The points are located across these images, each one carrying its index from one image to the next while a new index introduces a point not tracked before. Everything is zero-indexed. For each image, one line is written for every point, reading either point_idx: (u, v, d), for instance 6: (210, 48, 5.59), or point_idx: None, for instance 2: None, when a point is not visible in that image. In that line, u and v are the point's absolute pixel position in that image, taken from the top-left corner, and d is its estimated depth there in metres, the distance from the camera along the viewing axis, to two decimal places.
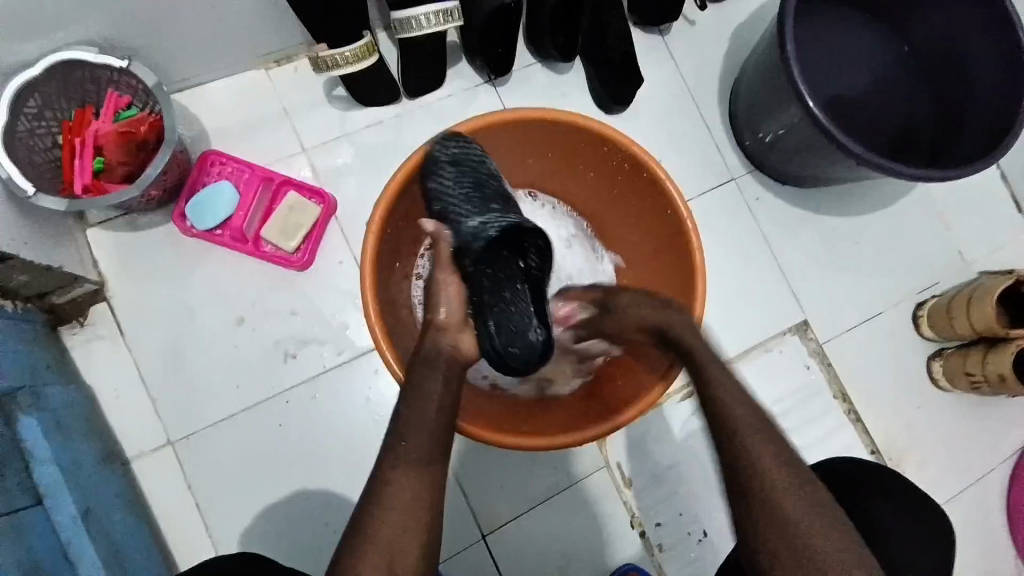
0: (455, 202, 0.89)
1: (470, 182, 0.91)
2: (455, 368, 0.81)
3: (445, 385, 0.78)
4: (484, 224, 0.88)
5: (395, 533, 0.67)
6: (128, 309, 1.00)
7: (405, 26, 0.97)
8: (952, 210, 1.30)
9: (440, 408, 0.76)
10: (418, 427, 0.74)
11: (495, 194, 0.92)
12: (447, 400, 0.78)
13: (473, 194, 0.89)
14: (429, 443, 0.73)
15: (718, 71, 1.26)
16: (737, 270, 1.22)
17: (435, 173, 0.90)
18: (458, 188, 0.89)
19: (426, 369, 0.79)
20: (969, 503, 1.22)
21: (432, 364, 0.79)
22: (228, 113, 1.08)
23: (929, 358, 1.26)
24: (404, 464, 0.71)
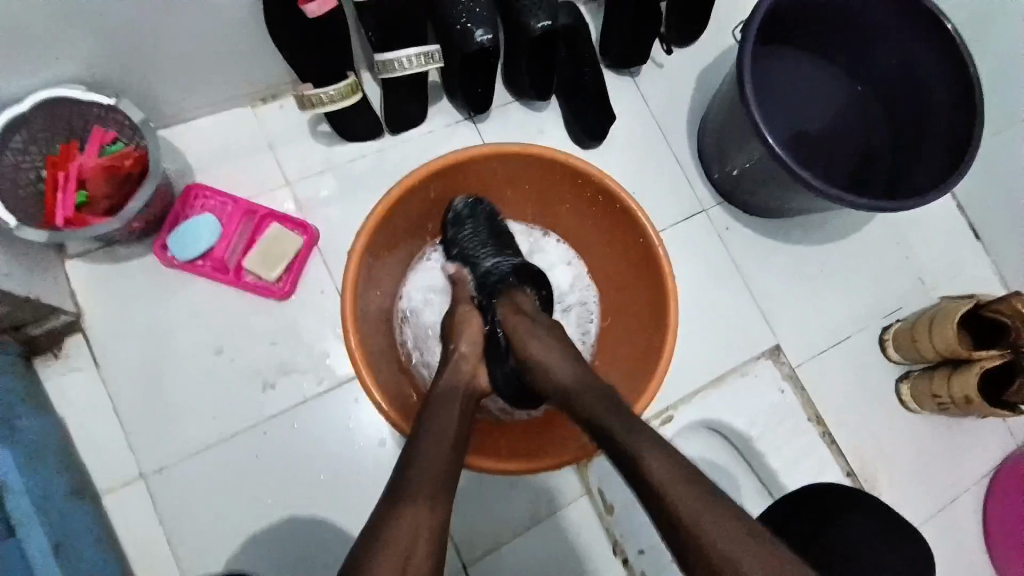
0: (472, 247, 1.01)
1: (487, 231, 1.03)
2: (471, 396, 0.85)
3: (462, 414, 0.80)
4: (499, 265, 0.97)
5: (410, 556, 0.64)
6: (105, 341, 1.00)
7: (388, 67, 1.01)
8: (914, 238, 1.35)
9: (453, 434, 0.77)
10: (431, 451, 0.73)
11: (509, 242, 1.03)
12: (455, 425, 0.78)
13: (491, 242, 1.01)
14: (444, 468, 0.72)
15: (688, 108, 1.32)
16: (711, 297, 1.26)
17: (456, 227, 1.03)
18: (476, 237, 1.02)
19: (444, 397, 0.82)
20: (945, 524, 1.24)
21: (450, 394, 0.82)
22: (212, 147, 1.10)
23: (897, 380, 1.29)
24: (417, 496, 0.69)
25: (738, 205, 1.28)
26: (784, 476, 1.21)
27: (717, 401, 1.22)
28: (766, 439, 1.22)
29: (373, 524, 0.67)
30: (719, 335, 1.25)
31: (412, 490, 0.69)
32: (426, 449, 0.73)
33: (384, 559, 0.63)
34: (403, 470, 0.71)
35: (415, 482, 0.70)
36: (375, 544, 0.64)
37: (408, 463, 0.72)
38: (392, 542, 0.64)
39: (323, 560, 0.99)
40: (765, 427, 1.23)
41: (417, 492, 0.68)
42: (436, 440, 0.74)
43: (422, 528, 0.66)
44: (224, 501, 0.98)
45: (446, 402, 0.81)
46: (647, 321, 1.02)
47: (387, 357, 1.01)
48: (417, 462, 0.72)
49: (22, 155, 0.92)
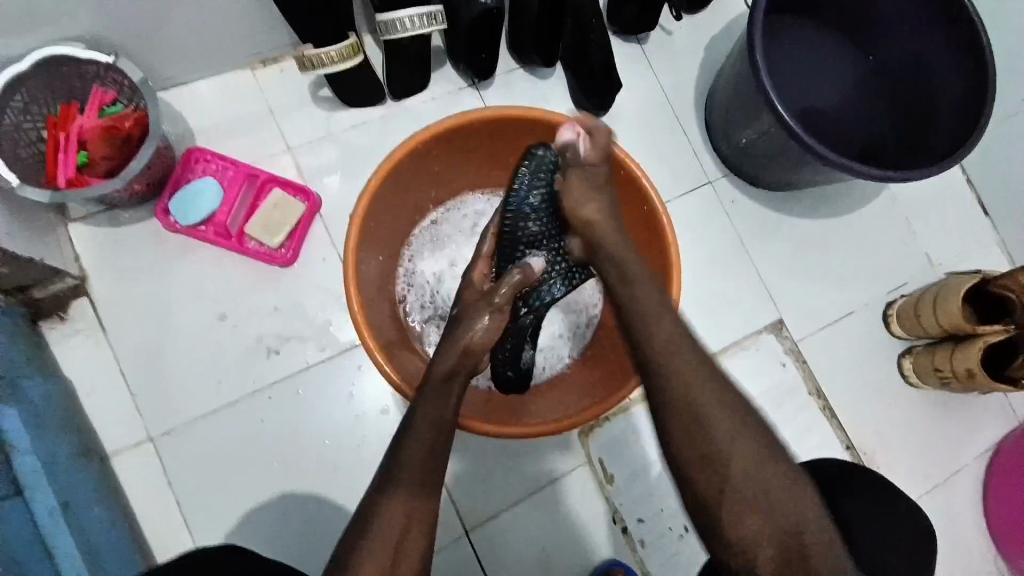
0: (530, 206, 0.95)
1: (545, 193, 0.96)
2: (455, 385, 0.79)
3: (447, 410, 0.76)
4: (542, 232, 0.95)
5: (401, 542, 0.66)
6: (109, 306, 1.00)
7: (390, 28, 0.99)
8: (921, 214, 1.34)
9: (439, 428, 0.74)
10: (419, 438, 0.72)
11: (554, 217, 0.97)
12: (448, 411, 0.76)
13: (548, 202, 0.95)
14: (431, 457, 0.72)
15: (696, 78, 1.30)
16: (715, 270, 1.25)
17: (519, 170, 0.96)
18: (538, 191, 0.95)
19: (431, 397, 0.77)
20: (941, 499, 1.25)
21: (438, 394, 0.77)
22: (213, 112, 1.09)
23: (900, 356, 1.29)
24: (396, 498, 0.68)
25: (743, 177, 1.26)
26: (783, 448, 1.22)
27: None
28: (766, 413, 1.23)
29: (363, 511, 0.68)
30: (721, 308, 1.24)
31: (397, 483, 0.69)
32: (411, 438, 0.72)
33: (372, 550, 0.64)
34: (388, 463, 0.71)
35: (404, 471, 0.70)
36: (363, 534, 0.65)
37: (391, 459, 0.71)
38: (380, 533, 0.65)
39: (327, 523, 1.00)
40: (766, 401, 1.23)
41: (404, 483, 0.69)
42: (429, 425, 0.73)
43: (415, 517, 0.67)
44: (229, 464, 0.99)
45: (442, 391, 0.78)
46: None
47: (390, 322, 1.01)
48: (402, 449, 0.72)
49: (21, 115, 0.91)
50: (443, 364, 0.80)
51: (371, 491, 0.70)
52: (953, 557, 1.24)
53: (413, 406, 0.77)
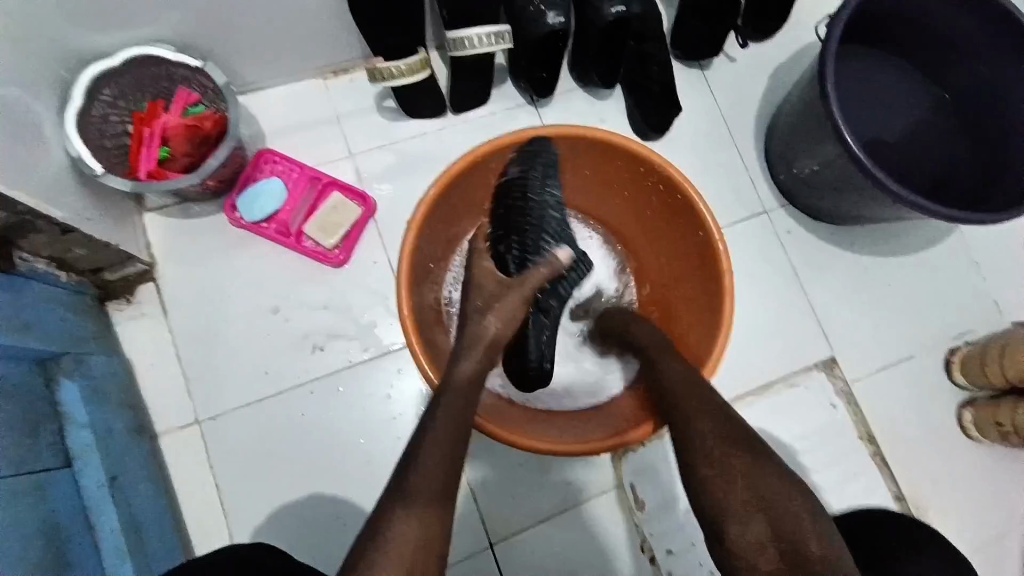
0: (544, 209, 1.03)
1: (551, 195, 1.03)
2: (473, 387, 0.81)
3: (466, 410, 0.78)
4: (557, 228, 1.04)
5: (418, 547, 0.63)
6: (172, 292, 1.06)
7: (458, 45, 1.02)
8: (991, 259, 1.27)
9: (456, 431, 0.75)
10: (441, 437, 0.72)
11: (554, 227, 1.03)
12: (467, 413, 0.78)
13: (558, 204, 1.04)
14: (449, 459, 0.71)
15: (758, 107, 1.28)
16: (764, 301, 1.22)
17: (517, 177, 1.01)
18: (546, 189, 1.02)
19: (455, 395, 0.79)
20: (999, 565, 1.17)
21: (462, 392, 0.79)
22: (283, 116, 1.14)
23: (959, 406, 1.22)
24: (407, 506, 0.66)
25: (802, 207, 1.24)
26: (827, 492, 1.17)
27: (761, 408, 1.19)
28: (811, 454, 1.18)
29: (382, 511, 0.66)
30: (769, 342, 1.21)
31: (412, 490, 0.67)
32: (433, 438, 0.72)
33: (385, 551, 0.62)
34: (407, 461, 0.70)
35: (423, 472, 0.69)
36: (379, 536, 0.63)
37: (407, 465, 0.70)
38: (397, 535, 0.63)
39: (356, 523, 1.01)
40: (811, 441, 1.18)
41: (423, 486, 0.67)
42: (449, 427, 0.74)
43: (433, 523, 0.65)
44: (269, 454, 1.02)
45: (465, 391, 0.80)
46: (699, 318, 1.01)
47: (436, 330, 1.02)
48: (422, 449, 0.71)
49: (110, 108, 0.98)
50: (464, 365, 0.83)
51: (391, 492, 0.68)
52: None
53: (430, 406, 0.77)
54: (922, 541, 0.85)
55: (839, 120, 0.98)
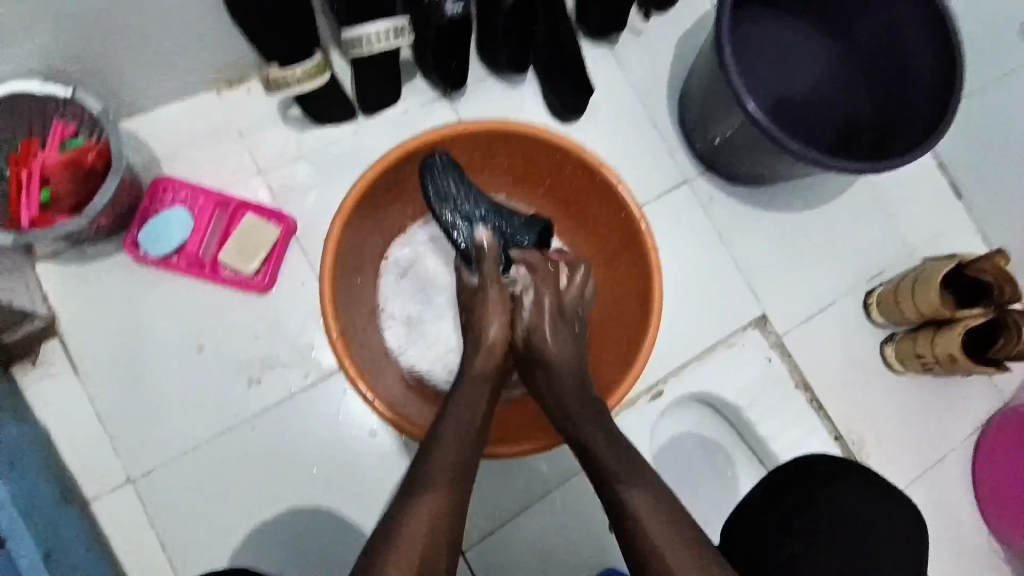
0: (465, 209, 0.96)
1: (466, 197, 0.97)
2: (485, 387, 0.85)
3: (478, 412, 0.81)
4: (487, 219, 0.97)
5: (432, 535, 0.66)
6: (82, 344, 0.98)
7: (356, 44, 0.97)
8: (897, 200, 1.35)
9: (471, 425, 0.79)
10: (454, 438, 0.76)
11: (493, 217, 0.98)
12: (480, 415, 0.81)
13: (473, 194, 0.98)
14: (460, 461, 0.74)
15: (668, 77, 1.30)
16: (696, 269, 1.25)
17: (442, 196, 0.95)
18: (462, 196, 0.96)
19: (466, 396, 0.82)
20: (930, 483, 1.27)
21: (474, 393, 0.83)
22: (179, 138, 1.06)
23: (882, 343, 1.30)
24: (425, 492, 0.69)
25: (720, 173, 1.27)
26: (773, 442, 1.23)
27: (706, 372, 1.23)
28: (755, 409, 1.23)
29: (396, 509, 0.68)
30: (705, 308, 1.24)
31: (431, 475, 0.71)
32: (444, 439, 0.76)
33: (400, 544, 0.64)
34: (418, 465, 0.73)
35: (437, 473, 0.71)
36: (397, 524, 0.66)
37: (424, 455, 0.74)
38: (412, 529, 0.66)
39: (320, 551, 0.99)
40: (754, 396, 1.24)
41: (437, 483, 0.70)
42: (462, 428, 0.77)
43: (446, 519, 0.68)
44: (216, 498, 0.97)
45: (476, 390, 0.84)
46: (633, 298, 1.02)
47: (377, 357, 0.99)
48: (435, 450, 0.74)
49: None
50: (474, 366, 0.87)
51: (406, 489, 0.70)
52: (946, 541, 1.26)
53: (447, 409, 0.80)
54: (857, 473, 0.90)
55: (739, 89, 1.00)
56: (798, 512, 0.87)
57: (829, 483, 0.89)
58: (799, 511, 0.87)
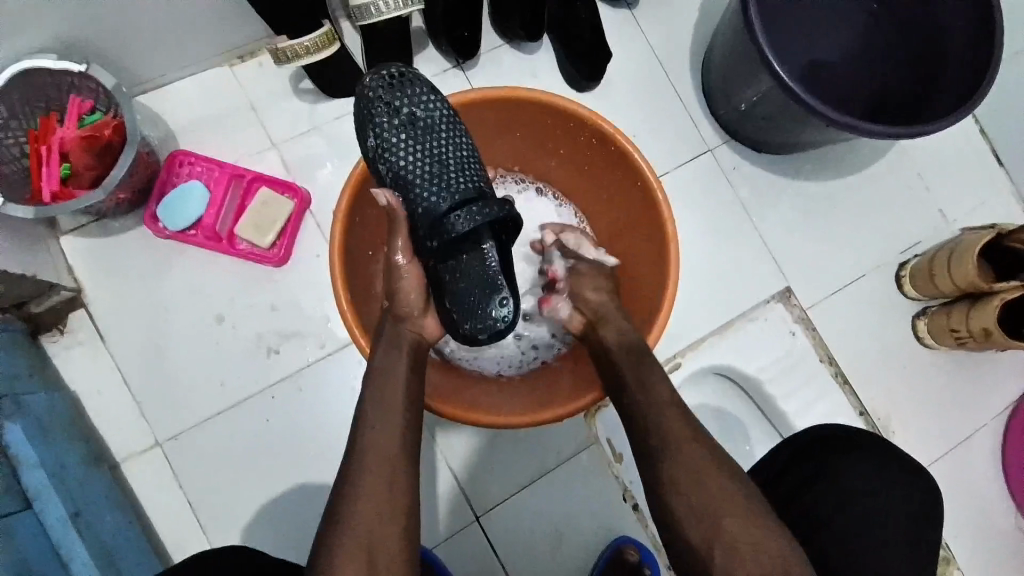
0: (388, 142, 0.81)
1: (403, 123, 0.82)
2: (417, 354, 0.82)
3: (408, 375, 0.79)
4: (419, 164, 0.81)
5: (378, 509, 0.68)
6: (106, 314, 1.01)
7: (365, 13, 0.96)
8: (933, 168, 1.28)
9: (403, 390, 0.77)
10: (387, 425, 0.74)
11: (429, 151, 0.82)
12: (406, 387, 0.78)
13: (406, 126, 0.82)
14: (400, 440, 0.73)
15: (690, 42, 1.25)
16: (717, 240, 1.22)
17: (373, 116, 0.82)
18: (391, 123, 0.81)
19: (388, 352, 0.80)
20: (958, 462, 1.23)
21: (395, 347, 0.81)
22: (194, 112, 1.07)
23: (914, 317, 1.25)
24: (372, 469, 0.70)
25: (743, 141, 1.22)
26: (794, 417, 1.20)
27: (725, 347, 1.20)
28: (776, 384, 1.21)
29: (342, 499, 0.68)
30: (725, 281, 1.21)
31: (369, 459, 0.71)
32: (376, 417, 0.74)
33: (350, 538, 0.65)
34: (357, 437, 0.73)
35: (373, 467, 0.70)
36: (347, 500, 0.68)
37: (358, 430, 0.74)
38: (359, 510, 0.67)
39: None
40: (775, 371, 1.21)
41: (375, 464, 0.70)
42: (389, 409, 0.74)
43: (395, 503, 0.69)
44: (238, 464, 1.00)
45: (391, 366, 0.79)
46: (649, 270, 0.99)
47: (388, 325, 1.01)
48: (369, 433, 0.73)
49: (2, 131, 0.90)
50: (388, 333, 0.83)
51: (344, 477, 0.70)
52: (973, 520, 1.22)
53: (366, 396, 0.77)
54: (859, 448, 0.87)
55: (765, 53, 0.95)
56: (802, 485, 0.85)
57: (828, 458, 0.86)
58: (801, 488, 0.85)
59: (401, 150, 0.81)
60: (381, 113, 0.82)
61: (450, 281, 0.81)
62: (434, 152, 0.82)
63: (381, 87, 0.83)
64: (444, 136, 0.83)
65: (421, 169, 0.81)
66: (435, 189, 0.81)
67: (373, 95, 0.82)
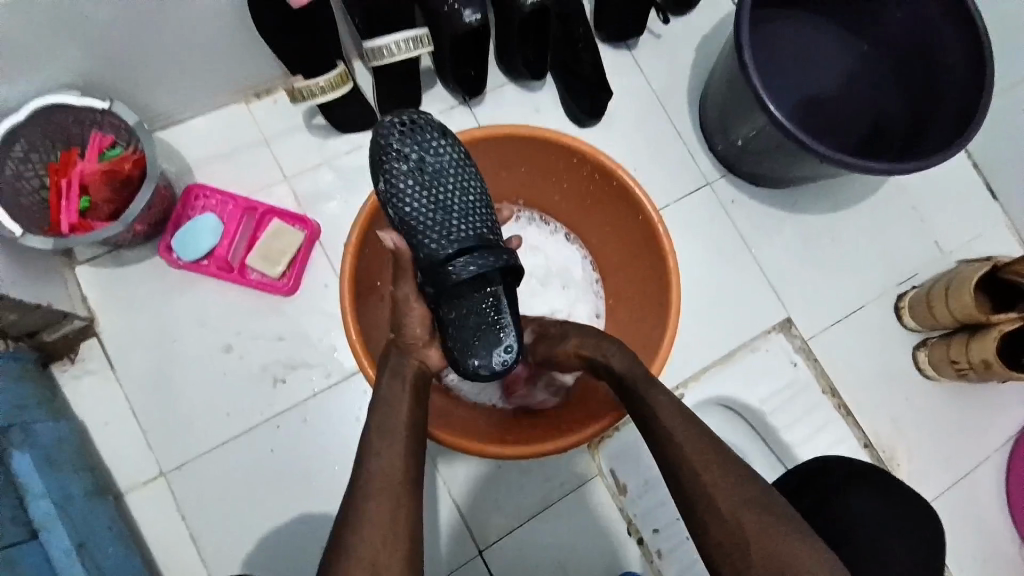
0: (400, 188, 0.84)
1: (416, 169, 0.84)
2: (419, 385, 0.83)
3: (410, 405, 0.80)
4: (431, 209, 0.83)
5: (382, 537, 0.69)
6: (116, 343, 1.02)
7: (377, 55, 1.00)
8: (929, 201, 1.31)
9: (404, 419, 0.78)
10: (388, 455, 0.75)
11: (441, 196, 0.84)
12: (408, 416, 0.79)
13: (417, 173, 0.84)
14: (402, 469, 0.74)
15: (688, 81, 1.29)
16: (717, 271, 1.24)
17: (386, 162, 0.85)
18: (404, 169, 0.84)
19: (391, 383, 0.81)
20: (964, 494, 1.22)
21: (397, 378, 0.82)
22: (209, 147, 1.11)
23: (914, 348, 1.27)
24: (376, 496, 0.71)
25: (741, 175, 1.25)
26: (797, 448, 1.20)
27: (727, 377, 1.21)
28: (779, 414, 1.21)
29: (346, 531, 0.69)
30: (726, 312, 1.23)
31: (370, 486, 0.72)
32: (378, 447, 0.75)
33: (355, 566, 0.66)
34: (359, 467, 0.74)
35: (375, 494, 0.71)
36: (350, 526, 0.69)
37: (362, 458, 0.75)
38: (362, 538, 0.68)
39: None
40: (778, 401, 1.22)
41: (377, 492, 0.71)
42: (391, 437, 0.76)
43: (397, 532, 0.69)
44: (242, 494, 1.00)
45: (394, 394, 0.80)
46: (650, 302, 1.01)
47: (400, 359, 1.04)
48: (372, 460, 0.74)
49: (25, 165, 0.93)
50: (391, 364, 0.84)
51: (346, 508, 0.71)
52: (982, 554, 1.21)
53: (368, 426, 0.78)
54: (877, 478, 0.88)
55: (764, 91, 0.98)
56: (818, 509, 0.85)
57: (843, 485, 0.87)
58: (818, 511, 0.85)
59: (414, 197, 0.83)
60: (394, 160, 0.84)
61: (456, 322, 0.82)
62: (445, 197, 0.84)
63: (396, 131, 0.85)
64: (456, 181, 0.85)
65: (432, 214, 0.83)
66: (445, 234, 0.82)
67: (387, 141, 0.85)
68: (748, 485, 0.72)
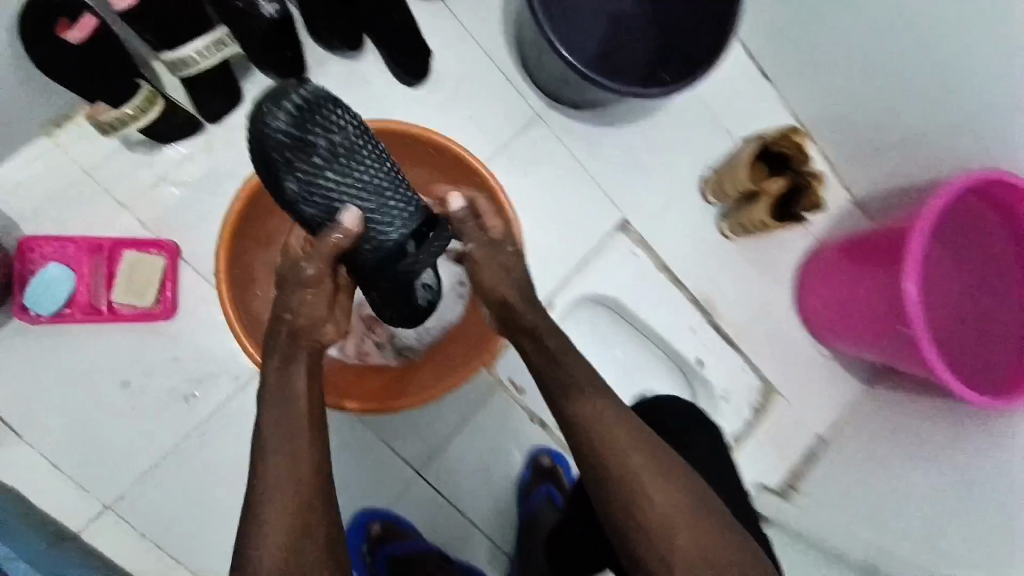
0: (308, 178, 0.78)
1: (324, 155, 0.77)
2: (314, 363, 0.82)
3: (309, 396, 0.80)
4: (356, 199, 0.80)
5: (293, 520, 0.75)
6: (14, 409, 1.07)
7: (183, 68, 0.99)
8: (724, 93, 1.50)
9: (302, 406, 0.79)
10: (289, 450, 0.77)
11: (360, 189, 0.80)
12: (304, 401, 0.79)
13: (330, 164, 0.78)
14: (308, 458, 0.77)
15: (498, 19, 1.36)
16: (557, 195, 1.41)
17: (289, 152, 0.76)
18: (306, 161, 0.78)
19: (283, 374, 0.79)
20: (784, 330, 1.51)
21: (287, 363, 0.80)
22: (31, 194, 1.07)
23: (719, 220, 1.51)
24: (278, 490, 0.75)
25: (561, 101, 1.39)
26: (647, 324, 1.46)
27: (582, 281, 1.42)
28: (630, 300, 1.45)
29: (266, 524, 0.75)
30: (571, 227, 1.42)
31: (271, 481, 0.76)
32: (275, 443, 0.77)
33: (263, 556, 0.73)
34: (263, 463, 0.77)
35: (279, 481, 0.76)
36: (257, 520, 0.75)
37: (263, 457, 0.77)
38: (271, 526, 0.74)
39: None
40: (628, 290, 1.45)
41: (277, 485, 0.75)
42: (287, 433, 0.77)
43: (310, 513, 0.76)
44: (187, 501, 1.12)
45: (282, 377, 0.80)
46: None
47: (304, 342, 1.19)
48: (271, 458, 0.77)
49: None
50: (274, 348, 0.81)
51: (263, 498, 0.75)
52: (801, 371, 1.52)
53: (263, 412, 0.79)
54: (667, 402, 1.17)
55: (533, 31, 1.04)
56: None
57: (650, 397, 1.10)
58: None
59: (332, 189, 0.79)
60: (289, 147, 0.77)
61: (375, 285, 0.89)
62: (369, 186, 0.81)
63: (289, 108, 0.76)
64: (369, 173, 0.81)
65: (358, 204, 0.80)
66: (391, 221, 0.82)
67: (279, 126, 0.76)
68: (630, 422, 0.84)
